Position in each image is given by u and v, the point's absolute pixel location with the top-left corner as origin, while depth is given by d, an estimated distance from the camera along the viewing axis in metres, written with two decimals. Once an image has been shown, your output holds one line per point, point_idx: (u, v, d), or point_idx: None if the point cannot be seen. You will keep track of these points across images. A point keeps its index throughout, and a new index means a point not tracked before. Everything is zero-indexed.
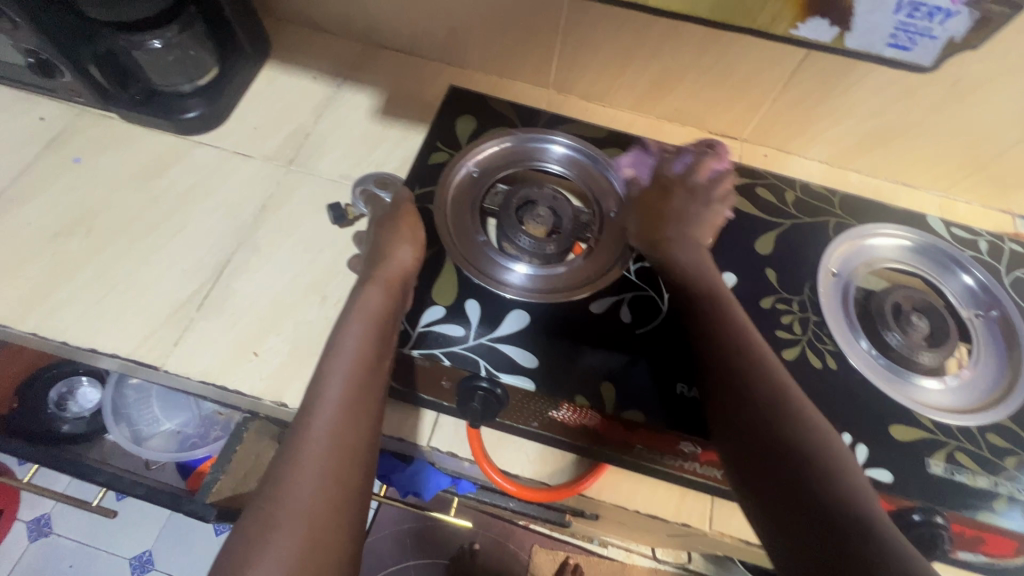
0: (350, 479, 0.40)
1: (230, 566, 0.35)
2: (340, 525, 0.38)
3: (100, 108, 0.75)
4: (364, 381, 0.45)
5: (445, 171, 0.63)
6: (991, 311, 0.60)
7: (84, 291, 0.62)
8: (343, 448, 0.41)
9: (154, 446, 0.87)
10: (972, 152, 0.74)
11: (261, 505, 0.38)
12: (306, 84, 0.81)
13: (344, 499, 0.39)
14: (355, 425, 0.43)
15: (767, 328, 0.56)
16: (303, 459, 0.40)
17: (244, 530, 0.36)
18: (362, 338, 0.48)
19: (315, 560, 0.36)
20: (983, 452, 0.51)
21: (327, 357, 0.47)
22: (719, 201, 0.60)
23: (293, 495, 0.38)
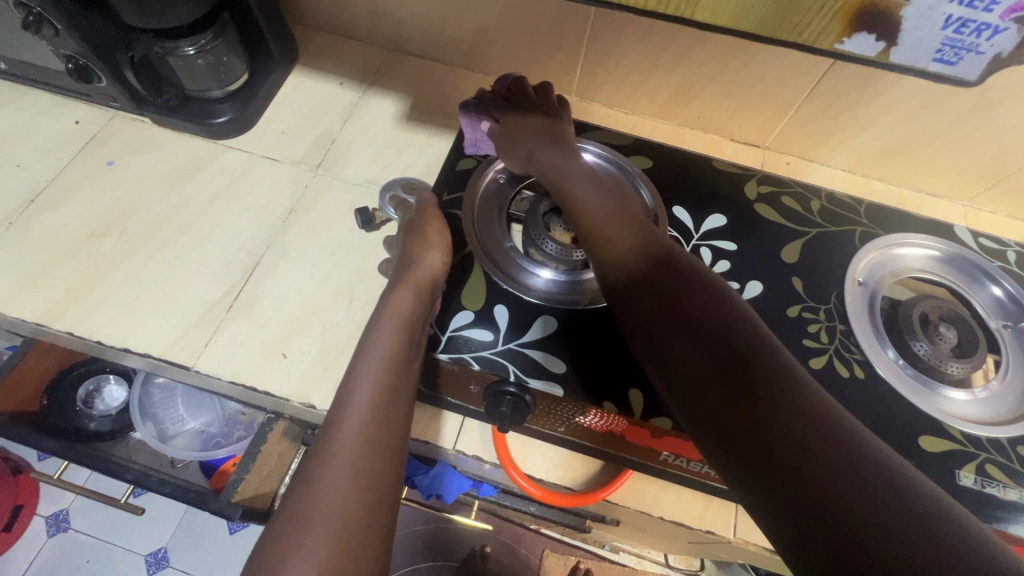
0: (381, 479, 0.41)
1: (267, 563, 0.35)
2: (372, 526, 0.38)
3: (133, 113, 0.76)
4: (393, 383, 0.46)
5: (473, 179, 0.64)
6: (1020, 323, 0.60)
7: (118, 291, 0.64)
8: (375, 449, 0.42)
9: (179, 445, 0.88)
10: (998, 162, 0.73)
11: (296, 504, 0.38)
12: (332, 89, 0.82)
13: (377, 499, 0.40)
14: (385, 426, 0.44)
15: (793, 337, 0.56)
16: (336, 458, 0.40)
17: (280, 529, 0.37)
18: (392, 340, 0.48)
19: (349, 560, 0.36)
20: (1014, 465, 0.51)
21: (358, 358, 0.48)
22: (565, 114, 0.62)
23: (327, 494, 0.38)
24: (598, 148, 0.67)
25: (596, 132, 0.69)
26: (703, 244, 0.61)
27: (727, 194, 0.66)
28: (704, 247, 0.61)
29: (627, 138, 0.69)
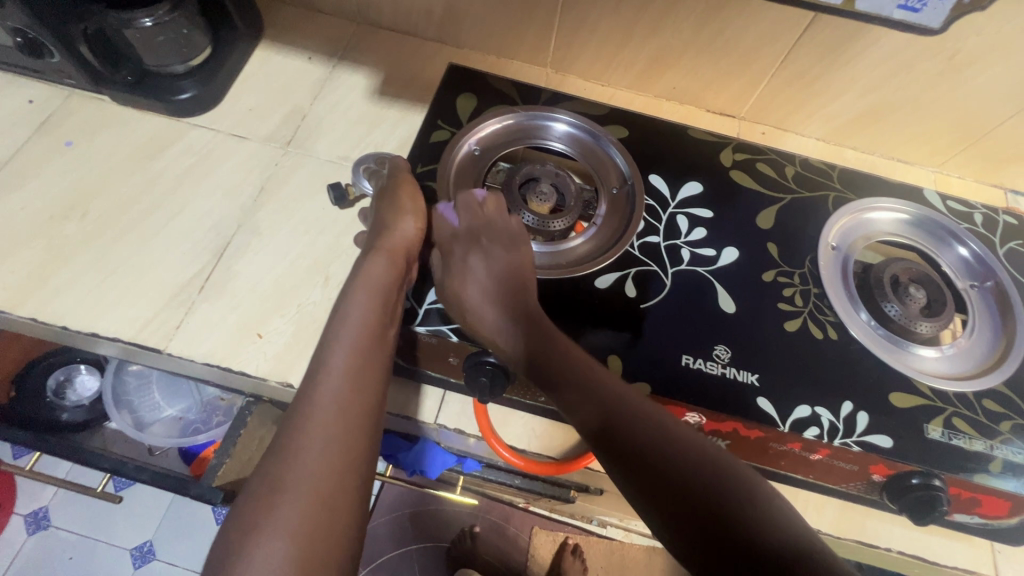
0: (356, 447, 0.40)
1: (239, 532, 0.35)
2: (348, 493, 0.38)
3: (91, 91, 0.73)
4: (367, 351, 0.45)
5: (448, 152, 0.62)
6: (986, 282, 0.62)
7: (83, 274, 0.62)
8: (349, 417, 0.41)
9: (157, 432, 0.86)
10: (965, 126, 0.75)
11: (268, 474, 0.38)
12: (300, 64, 0.79)
13: (352, 468, 0.39)
14: (360, 395, 0.43)
15: (769, 301, 0.57)
16: (310, 427, 0.40)
17: (253, 498, 0.37)
18: (366, 309, 0.48)
19: (323, 525, 0.36)
20: (980, 418, 0.53)
21: (331, 327, 0.47)
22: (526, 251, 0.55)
23: (301, 462, 0.38)
24: (571, 117, 0.66)
25: (571, 102, 0.68)
26: (680, 212, 0.61)
27: (703, 162, 0.66)
28: (680, 215, 0.61)
29: (602, 108, 0.68)
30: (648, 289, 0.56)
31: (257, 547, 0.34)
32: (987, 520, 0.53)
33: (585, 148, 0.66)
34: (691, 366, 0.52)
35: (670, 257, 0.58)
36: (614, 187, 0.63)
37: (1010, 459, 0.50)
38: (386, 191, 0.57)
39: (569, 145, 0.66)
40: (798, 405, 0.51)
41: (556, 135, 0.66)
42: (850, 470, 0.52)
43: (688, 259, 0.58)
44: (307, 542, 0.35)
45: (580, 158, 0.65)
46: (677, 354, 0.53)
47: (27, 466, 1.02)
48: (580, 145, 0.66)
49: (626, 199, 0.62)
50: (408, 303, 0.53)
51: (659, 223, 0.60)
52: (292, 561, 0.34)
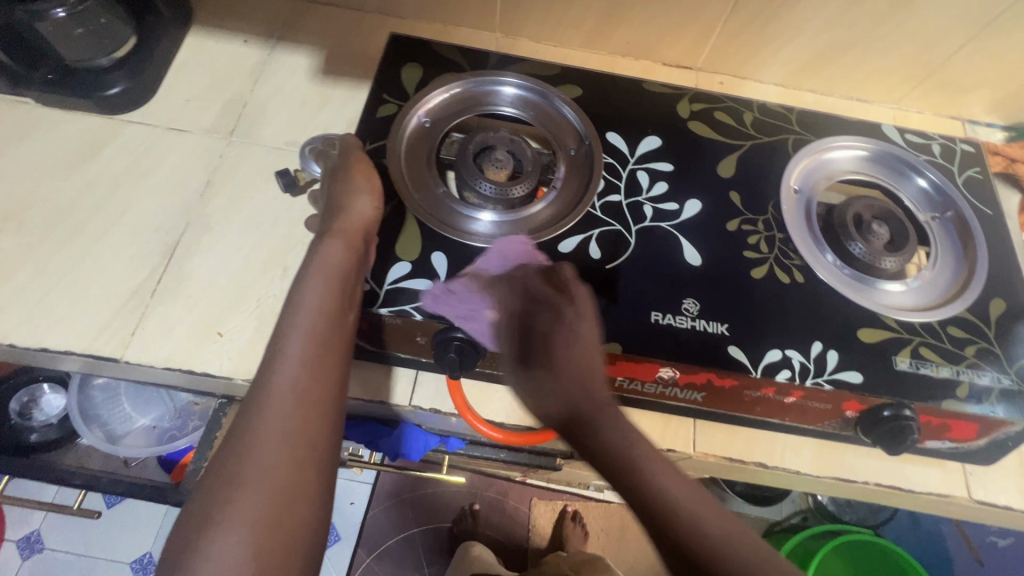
0: (316, 434, 0.39)
1: (195, 527, 0.35)
2: (310, 483, 0.38)
3: (12, 93, 0.69)
4: (325, 337, 0.44)
5: (405, 142, 0.59)
6: (946, 212, 0.62)
7: (26, 289, 0.59)
8: (308, 406, 0.40)
9: (132, 443, 0.82)
10: (919, 57, 0.74)
11: (223, 467, 0.37)
12: (236, 48, 0.75)
13: (312, 456, 0.39)
14: (320, 381, 0.42)
15: (734, 250, 0.56)
16: (267, 418, 0.39)
17: (208, 492, 0.36)
18: (324, 293, 0.46)
19: (283, 515, 0.36)
20: (946, 344, 0.53)
21: (287, 311, 0.45)
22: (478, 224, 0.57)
23: (257, 455, 0.37)
24: (521, 79, 0.63)
25: (522, 64, 0.66)
26: (640, 167, 0.60)
27: (659, 115, 0.64)
28: (640, 171, 0.60)
29: (555, 68, 0.66)
30: (612, 250, 0.55)
31: (214, 540, 0.34)
32: (958, 444, 0.55)
33: (538, 110, 0.64)
34: (660, 322, 0.52)
35: (633, 215, 0.57)
36: (571, 148, 0.62)
37: (975, 381, 0.51)
38: (335, 172, 0.55)
39: (522, 109, 0.64)
40: (768, 350, 0.51)
41: (507, 99, 0.64)
42: (824, 409, 0.52)
43: (651, 215, 0.57)
44: (266, 531, 0.35)
45: (534, 121, 0.63)
46: (646, 311, 0.52)
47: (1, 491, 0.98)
48: (533, 107, 0.64)
49: (584, 159, 0.61)
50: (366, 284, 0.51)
51: (619, 181, 0.59)
52: (250, 553, 0.34)
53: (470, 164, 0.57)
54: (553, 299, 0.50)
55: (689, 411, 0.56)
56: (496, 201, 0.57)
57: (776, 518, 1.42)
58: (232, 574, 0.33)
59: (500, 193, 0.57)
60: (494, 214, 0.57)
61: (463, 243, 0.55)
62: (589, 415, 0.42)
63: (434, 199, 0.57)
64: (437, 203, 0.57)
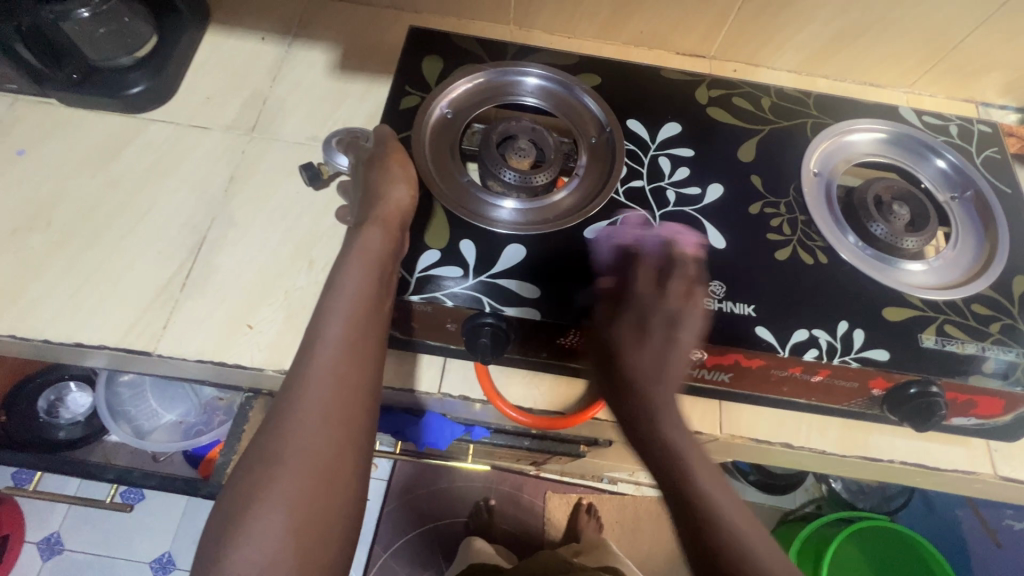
0: (353, 420, 0.41)
1: (239, 503, 0.36)
2: (347, 465, 0.39)
3: (36, 94, 0.69)
4: (364, 324, 0.45)
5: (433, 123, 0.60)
6: (965, 192, 0.63)
7: (58, 285, 0.60)
8: (347, 391, 0.41)
9: (159, 439, 0.83)
10: (933, 40, 0.75)
11: (266, 445, 0.38)
12: (254, 45, 0.76)
13: (350, 440, 0.40)
14: (358, 367, 0.43)
15: (758, 233, 0.57)
16: (308, 400, 0.40)
17: (251, 470, 0.37)
18: (362, 279, 0.46)
19: (322, 495, 0.37)
20: (970, 322, 0.54)
21: (327, 296, 0.46)
22: (503, 211, 0.57)
23: (298, 437, 0.38)
24: (542, 70, 0.64)
25: (541, 54, 0.66)
26: (661, 153, 0.61)
27: (678, 102, 0.65)
28: (662, 157, 0.60)
29: (573, 57, 0.67)
30: (637, 234, 0.56)
31: (257, 516, 0.36)
32: (983, 420, 0.55)
33: (559, 100, 0.64)
34: None
35: (656, 201, 0.58)
36: (593, 136, 0.62)
37: (1001, 357, 0.52)
38: (363, 162, 0.55)
39: (543, 99, 0.64)
40: (795, 330, 0.52)
41: (528, 90, 0.65)
42: (851, 387, 0.53)
43: (674, 200, 0.58)
44: (306, 510, 0.36)
45: (555, 111, 0.64)
46: None
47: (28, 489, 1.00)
48: (553, 98, 0.65)
49: (606, 146, 0.62)
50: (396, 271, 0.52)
51: (641, 167, 0.60)
52: (292, 532, 0.35)
53: (492, 152, 0.58)
54: (657, 293, 0.48)
55: (716, 392, 0.56)
56: (518, 188, 0.58)
57: (790, 506, 1.43)
58: (274, 550, 0.35)
59: (522, 180, 0.57)
60: (518, 200, 0.58)
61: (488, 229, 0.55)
62: (656, 417, 0.41)
63: (457, 187, 0.58)
64: (460, 190, 0.58)
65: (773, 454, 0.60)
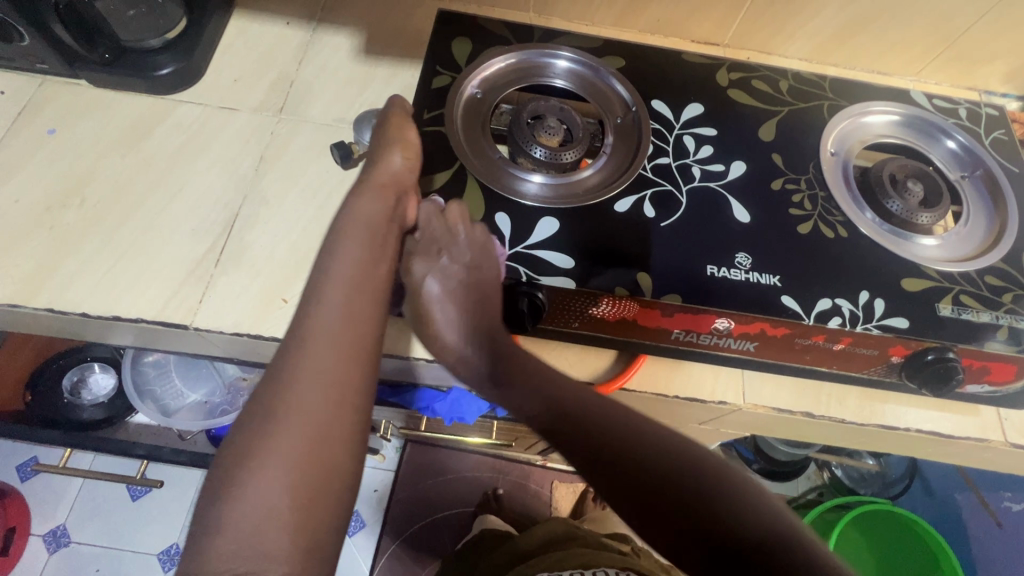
0: (348, 382, 0.42)
1: (235, 463, 0.38)
2: (344, 421, 0.40)
3: (66, 75, 0.70)
4: (362, 287, 0.46)
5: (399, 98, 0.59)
6: (975, 171, 0.65)
7: (94, 260, 0.60)
8: (344, 350, 0.43)
9: (184, 418, 0.86)
10: (939, 29, 0.78)
11: (265, 403, 0.40)
12: (279, 30, 0.77)
13: (346, 398, 0.41)
14: (356, 329, 0.44)
15: (781, 208, 0.59)
16: (306, 360, 0.41)
17: (252, 428, 0.39)
18: (363, 246, 0.47)
19: (318, 450, 0.39)
20: (984, 292, 0.56)
21: (325, 261, 0.46)
22: (535, 185, 0.59)
23: (294, 398, 0.40)
24: (569, 53, 0.66)
25: (567, 37, 0.68)
26: (685, 132, 0.63)
27: (700, 84, 0.67)
28: (686, 136, 0.62)
29: (598, 41, 0.69)
30: (665, 208, 0.58)
31: (255, 471, 0.37)
32: (996, 388, 0.58)
33: (585, 82, 0.66)
34: (716, 275, 0.54)
35: (682, 176, 0.60)
36: (619, 117, 0.64)
37: (1015, 325, 0.54)
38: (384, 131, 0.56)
39: (570, 80, 0.66)
40: (818, 300, 0.54)
41: (555, 72, 0.66)
42: (870, 355, 0.55)
43: (699, 176, 0.60)
44: (304, 466, 0.38)
45: (582, 92, 0.66)
46: (701, 265, 0.55)
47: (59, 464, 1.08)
48: (580, 80, 0.66)
49: (633, 126, 0.63)
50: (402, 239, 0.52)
51: (667, 145, 0.62)
52: (292, 485, 0.37)
53: (523, 129, 0.60)
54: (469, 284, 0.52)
55: (741, 363, 0.58)
56: (549, 164, 0.59)
57: (793, 494, 1.45)
58: (275, 502, 0.37)
59: (553, 156, 0.59)
60: (548, 175, 0.60)
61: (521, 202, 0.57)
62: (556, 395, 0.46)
63: (489, 161, 0.59)
64: (492, 165, 0.59)
65: (793, 424, 0.62)
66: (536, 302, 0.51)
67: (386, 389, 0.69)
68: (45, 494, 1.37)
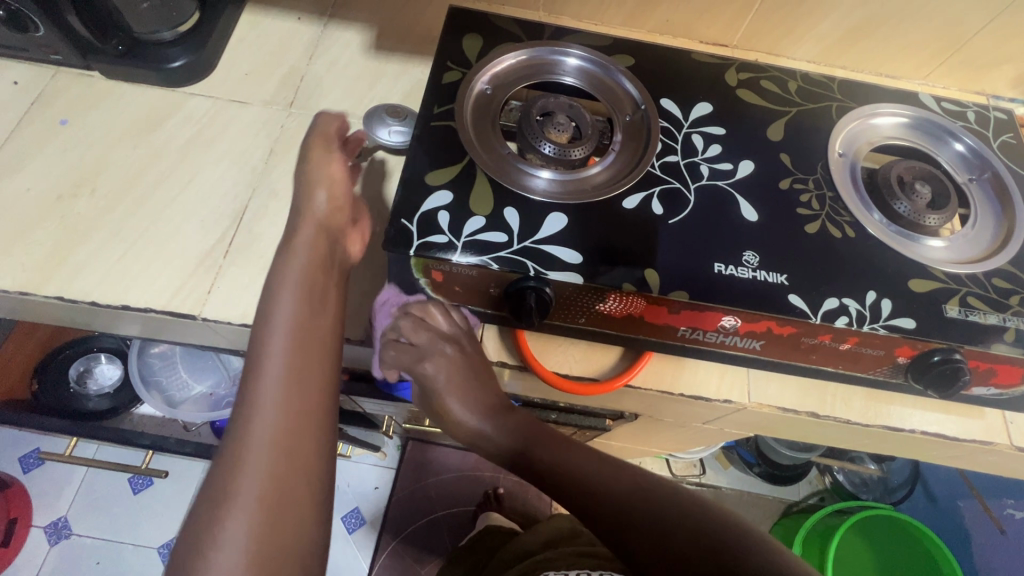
0: (302, 440, 0.41)
1: (191, 549, 0.37)
2: (308, 459, 0.41)
3: (79, 67, 0.71)
4: (304, 343, 0.45)
5: (322, 121, 0.58)
6: (983, 174, 0.65)
7: (102, 250, 0.61)
8: (302, 387, 0.43)
9: (188, 409, 0.87)
10: (948, 33, 0.78)
11: (228, 450, 0.40)
12: (291, 25, 0.78)
13: (309, 435, 0.42)
14: (309, 364, 0.45)
15: (789, 208, 0.59)
16: (260, 402, 0.42)
17: (213, 479, 0.39)
18: (304, 282, 0.48)
19: (286, 489, 0.39)
20: (992, 294, 0.56)
21: (265, 305, 0.47)
22: (545, 180, 0.59)
23: (243, 472, 0.39)
24: (579, 51, 0.67)
25: (577, 35, 0.69)
26: (695, 131, 0.63)
27: (710, 84, 0.67)
28: (695, 134, 0.63)
29: (608, 39, 0.69)
30: (673, 206, 0.58)
31: (222, 522, 0.37)
32: (1002, 390, 0.57)
33: (595, 80, 0.67)
34: (724, 272, 0.54)
35: (690, 174, 0.60)
36: (628, 114, 0.64)
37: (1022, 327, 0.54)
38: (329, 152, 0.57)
39: (580, 78, 0.67)
40: (826, 298, 0.54)
41: (565, 70, 0.67)
42: (877, 355, 0.55)
43: (708, 174, 0.60)
44: (275, 506, 0.38)
45: (592, 89, 0.66)
46: (710, 263, 0.55)
47: (63, 454, 1.09)
48: (590, 77, 0.67)
49: (642, 124, 0.64)
50: (344, 259, 0.54)
51: (675, 143, 0.62)
52: (262, 526, 0.37)
53: (532, 124, 0.60)
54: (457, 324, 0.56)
55: (745, 360, 0.58)
56: (558, 159, 0.59)
57: (794, 498, 1.45)
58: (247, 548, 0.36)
59: (562, 151, 0.59)
60: (557, 171, 0.60)
61: (529, 197, 0.57)
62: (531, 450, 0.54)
63: (498, 156, 0.59)
64: (501, 159, 0.59)
65: (798, 424, 0.62)
66: (544, 298, 0.51)
67: (390, 382, 0.68)
68: (48, 485, 1.38)
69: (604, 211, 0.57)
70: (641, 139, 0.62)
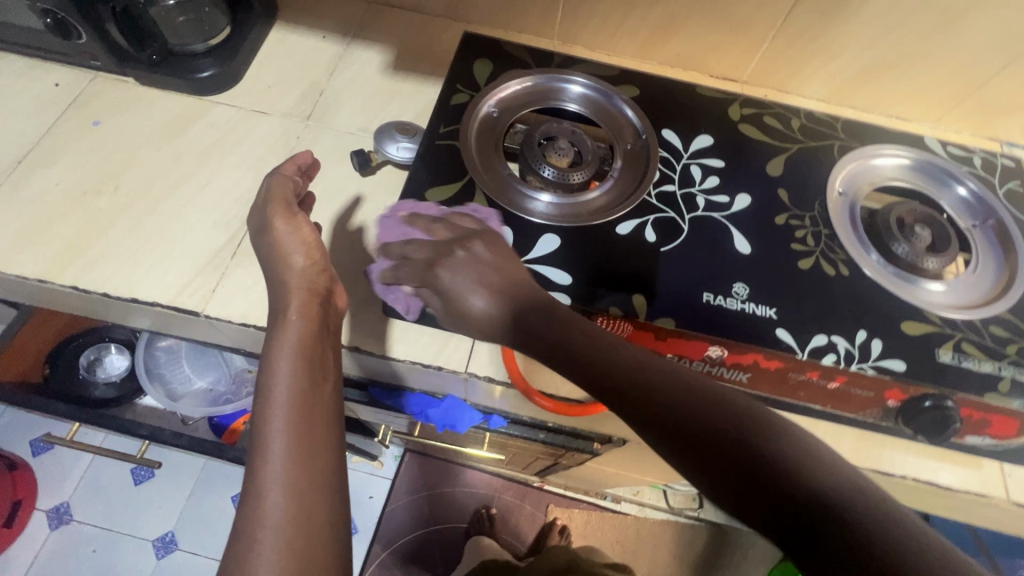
0: (314, 492, 0.43)
1: None
2: (324, 505, 0.43)
3: (116, 73, 0.75)
4: (303, 415, 0.46)
5: (276, 186, 0.58)
6: (987, 221, 0.65)
7: (117, 245, 0.64)
8: (308, 440, 0.45)
9: (189, 403, 0.91)
10: (959, 78, 0.78)
11: (247, 508, 0.42)
12: (315, 42, 0.82)
13: (319, 483, 0.43)
14: (311, 416, 0.46)
15: (783, 242, 0.59)
16: (273, 458, 0.43)
17: (238, 536, 0.41)
18: (305, 337, 0.51)
19: (303, 536, 0.41)
20: (987, 341, 0.55)
21: (265, 364, 0.49)
22: (541, 202, 0.60)
23: (256, 552, 0.39)
24: (584, 79, 0.69)
25: (584, 65, 0.71)
26: (694, 162, 0.64)
27: (714, 118, 0.68)
28: (694, 165, 0.64)
29: (614, 70, 0.71)
30: (666, 234, 0.59)
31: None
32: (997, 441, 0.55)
33: (599, 108, 0.69)
34: (712, 302, 0.55)
35: (686, 205, 0.61)
36: (629, 142, 0.66)
37: (1016, 378, 0.53)
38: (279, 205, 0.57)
39: (584, 105, 0.69)
40: (814, 336, 0.54)
41: (570, 96, 0.69)
42: (866, 397, 0.53)
43: (704, 206, 0.61)
44: (293, 552, 0.40)
45: (595, 117, 0.68)
46: (698, 293, 0.55)
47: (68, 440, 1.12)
48: (594, 105, 0.69)
49: (642, 152, 0.65)
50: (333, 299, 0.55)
51: (674, 173, 0.63)
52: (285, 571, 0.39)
53: (532, 148, 0.62)
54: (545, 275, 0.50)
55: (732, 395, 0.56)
56: (557, 182, 0.61)
57: None
58: None
59: (560, 174, 0.61)
60: (555, 193, 0.61)
61: (525, 217, 0.58)
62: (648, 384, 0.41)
63: (499, 177, 0.61)
64: (501, 179, 0.61)
65: None
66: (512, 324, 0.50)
67: (380, 390, 0.68)
68: (53, 469, 1.41)
69: (599, 235, 0.58)
70: (641, 167, 0.64)
